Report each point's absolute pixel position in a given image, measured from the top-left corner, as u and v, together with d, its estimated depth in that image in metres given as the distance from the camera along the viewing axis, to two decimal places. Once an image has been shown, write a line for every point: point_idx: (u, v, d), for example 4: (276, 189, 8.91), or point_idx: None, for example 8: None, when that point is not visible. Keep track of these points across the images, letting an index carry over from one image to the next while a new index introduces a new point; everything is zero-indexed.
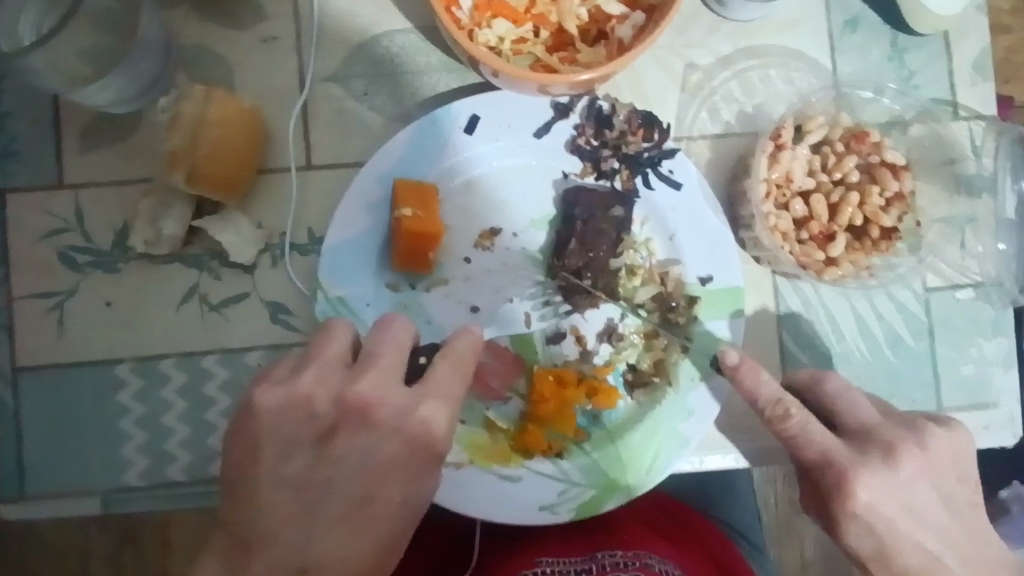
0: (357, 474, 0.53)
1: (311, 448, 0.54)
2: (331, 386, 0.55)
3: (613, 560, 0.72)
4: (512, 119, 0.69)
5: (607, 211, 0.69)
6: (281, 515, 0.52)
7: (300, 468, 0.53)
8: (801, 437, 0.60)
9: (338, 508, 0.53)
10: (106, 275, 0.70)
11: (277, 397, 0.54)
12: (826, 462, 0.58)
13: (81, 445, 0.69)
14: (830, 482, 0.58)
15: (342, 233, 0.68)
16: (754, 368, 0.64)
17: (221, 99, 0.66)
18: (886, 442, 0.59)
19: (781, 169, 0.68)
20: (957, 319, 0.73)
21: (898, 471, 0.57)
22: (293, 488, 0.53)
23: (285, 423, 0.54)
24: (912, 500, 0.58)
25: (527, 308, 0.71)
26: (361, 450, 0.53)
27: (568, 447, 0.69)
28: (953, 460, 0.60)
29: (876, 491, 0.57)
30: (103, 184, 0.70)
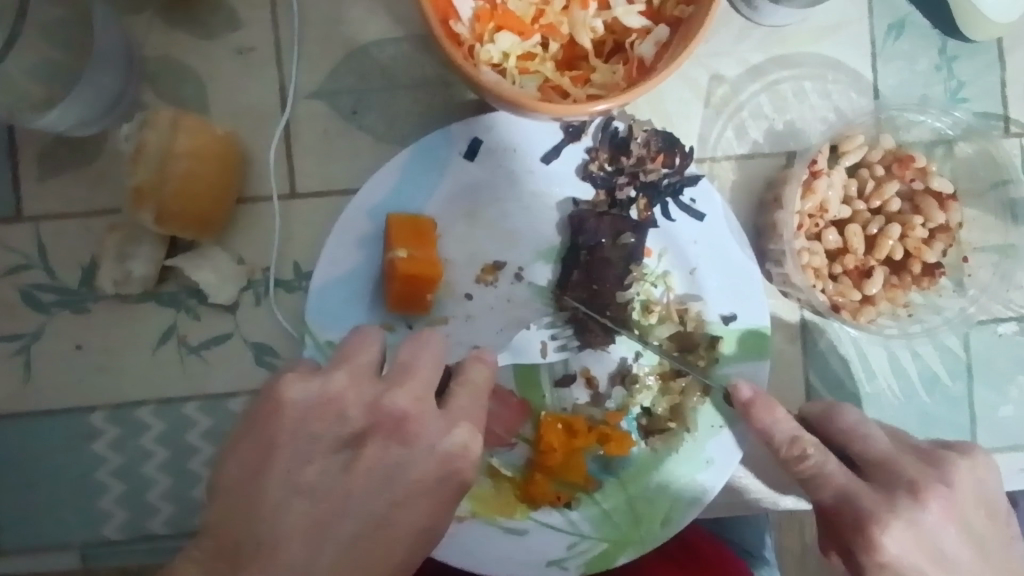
0: (382, 491, 0.48)
1: (335, 455, 0.48)
2: (365, 389, 0.49)
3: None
4: (520, 143, 0.63)
5: (616, 239, 0.63)
6: (289, 525, 0.46)
7: (317, 474, 0.48)
8: (819, 480, 0.55)
9: (355, 529, 0.47)
10: (74, 315, 0.64)
11: (305, 391, 0.49)
12: (846, 504, 0.53)
13: (55, 497, 0.64)
14: (851, 530, 0.53)
15: (331, 272, 0.62)
16: (767, 401, 0.58)
17: (192, 126, 0.59)
18: (905, 480, 0.54)
19: (817, 199, 0.61)
20: (998, 357, 0.67)
21: (923, 514, 0.52)
22: (307, 496, 0.47)
23: (311, 423, 0.49)
24: (943, 546, 0.52)
25: (544, 336, 0.65)
26: (390, 466, 0.48)
27: (577, 497, 0.65)
28: (976, 494, 0.55)
29: (904, 538, 0.51)
30: (66, 215, 0.64)
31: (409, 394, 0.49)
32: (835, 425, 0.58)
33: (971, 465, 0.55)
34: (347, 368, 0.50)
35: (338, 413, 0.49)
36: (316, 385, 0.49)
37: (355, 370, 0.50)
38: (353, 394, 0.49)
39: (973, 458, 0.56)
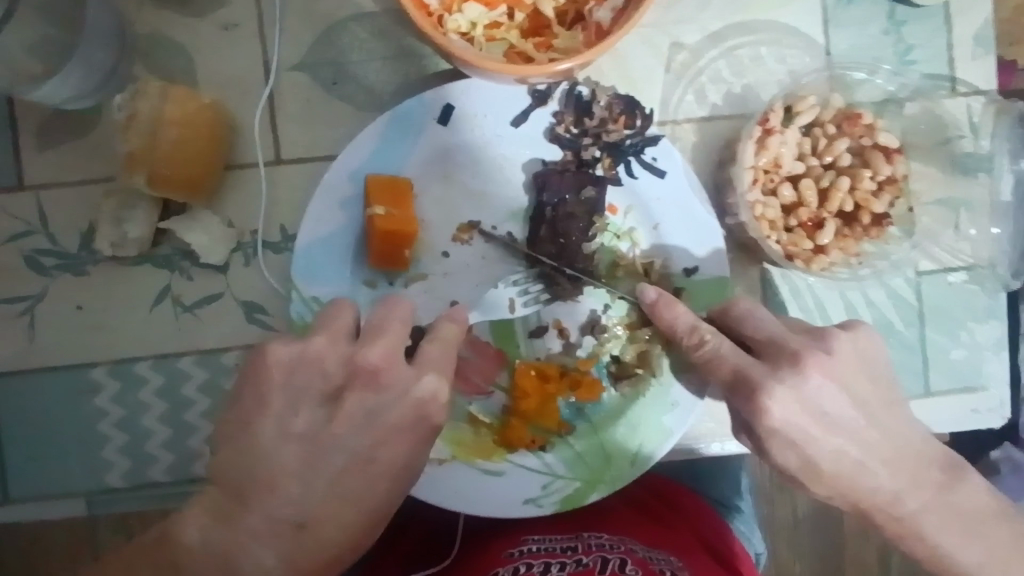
0: (364, 431, 0.49)
1: (320, 406, 0.49)
2: (342, 349, 0.51)
3: (599, 543, 0.70)
4: (489, 108, 0.67)
5: (579, 194, 0.67)
6: (282, 467, 0.48)
7: (306, 423, 0.49)
8: (715, 361, 0.55)
9: (342, 466, 0.49)
10: (74, 278, 0.68)
11: (290, 352, 0.50)
12: (735, 381, 0.53)
13: (61, 449, 0.69)
14: (742, 404, 0.53)
15: (315, 232, 0.66)
16: (670, 302, 0.60)
17: (179, 96, 0.63)
18: (790, 351, 0.53)
19: (769, 155, 0.66)
20: (948, 304, 0.71)
21: (808, 380, 0.52)
22: (298, 441, 0.49)
23: (297, 376, 0.50)
24: (830, 409, 0.52)
25: (512, 294, 0.69)
26: (369, 409, 0.49)
27: (552, 440, 0.69)
28: (863, 362, 0.54)
29: (788, 402, 0.52)
30: (65, 184, 0.68)
31: (381, 348, 0.50)
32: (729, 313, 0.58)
33: (858, 335, 0.55)
34: (326, 332, 0.52)
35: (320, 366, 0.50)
36: (298, 346, 0.51)
37: (332, 333, 0.52)
38: (333, 352, 0.51)
39: (860, 331, 0.55)
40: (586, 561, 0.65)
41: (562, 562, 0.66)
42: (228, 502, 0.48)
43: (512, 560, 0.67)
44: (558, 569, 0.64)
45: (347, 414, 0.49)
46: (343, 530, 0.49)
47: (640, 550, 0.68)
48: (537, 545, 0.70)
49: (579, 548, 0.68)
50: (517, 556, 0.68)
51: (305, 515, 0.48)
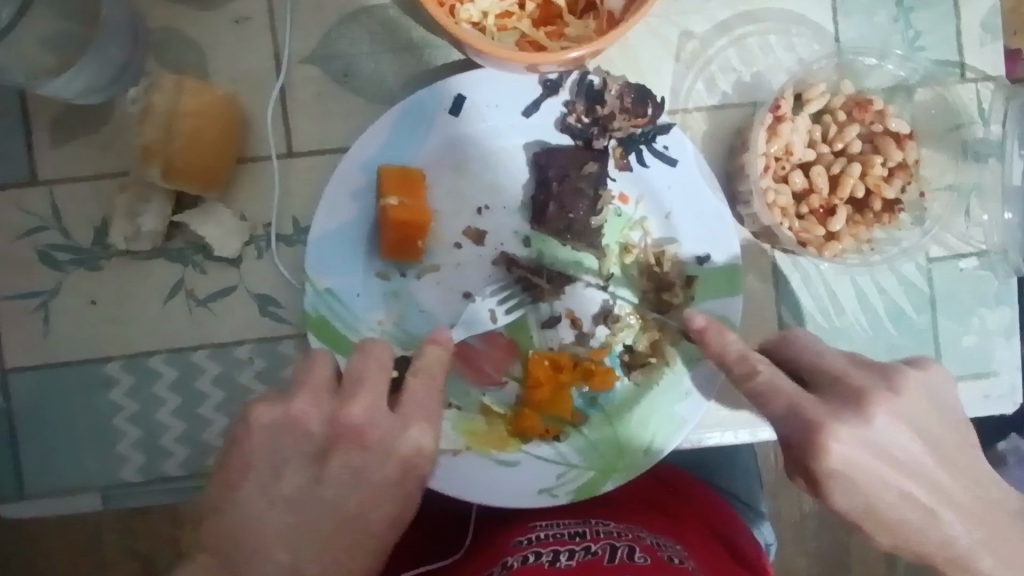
0: (353, 492, 0.52)
1: (306, 467, 0.52)
2: (324, 407, 0.53)
3: (606, 531, 0.70)
4: (500, 98, 0.67)
5: (581, 169, 0.67)
6: (272, 533, 0.50)
7: (293, 487, 0.51)
8: (769, 393, 0.54)
9: (331, 527, 0.51)
10: (87, 272, 0.68)
11: (272, 414, 0.52)
12: (793, 418, 0.52)
13: (75, 443, 0.69)
14: (803, 440, 0.52)
15: (327, 224, 0.66)
16: (720, 329, 0.60)
17: (194, 87, 0.63)
18: (856, 390, 0.53)
19: (781, 142, 0.65)
20: (959, 291, 0.71)
21: (873, 420, 0.52)
22: (285, 507, 0.51)
23: (280, 440, 0.52)
24: (896, 447, 0.52)
25: (491, 305, 0.68)
26: (354, 470, 0.52)
27: (565, 430, 0.69)
28: (930, 403, 0.54)
29: (853, 443, 0.51)
30: (78, 178, 0.68)
31: (363, 403, 0.53)
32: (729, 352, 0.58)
33: (925, 375, 0.56)
34: (307, 390, 0.54)
35: (314, 426, 0.53)
36: (281, 408, 0.53)
37: (313, 390, 0.54)
38: (317, 413, 0.53)
39: (930, 371, 0.56)
40: (595, 549, 0.65)
41: (571, 549, 0.66)
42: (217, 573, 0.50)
43: (520, 549, 0.68)
44: (568, 558, 0.65)
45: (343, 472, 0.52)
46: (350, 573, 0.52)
47: (647, 539, 0.69)
48: (544, 532, 0.71)
49: (588, 535, 0.69)
50: (525, 545, 0.69)
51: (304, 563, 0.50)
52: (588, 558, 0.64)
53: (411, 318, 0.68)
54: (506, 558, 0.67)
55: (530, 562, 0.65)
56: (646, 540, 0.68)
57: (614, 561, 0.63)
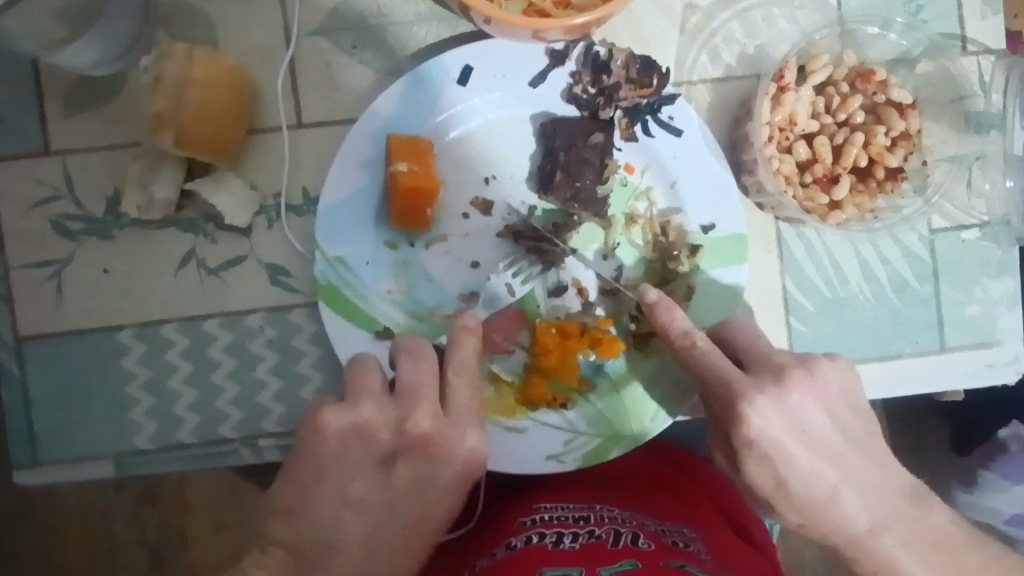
0: (417, 497, 0.59)
1: (376, 471, 0.59)
2: (389, 414, 0.58)
3: (610, 515, 0.72)
4: (506, 69, 0.67)
5: (587, 139, 0.68)
6: (348, 532, 0.58)
7: (363, 489, 0.59)
8: (703, 367, 0.61)
9: (398, 527, 0.59)
10: (100, 242, 0.69)
11: (344, 422, 0.58)
12: (721, 388, 0.59)
13: (88, 411, 0.70)
14: (726, 408, 0.59)
15: (338, 192, 0.66)
16: (669, 305, 0.63)
17: (204, 58, 0.64)
18: (776, 368, 0.60)
19: (784, 112, 0.66)
20: (963, 261, 0.72)
21: (790, 397, 0.59)
22: (357, 508, 0.59)
23: (351, 448, 0.58)
24: (804, 420, 0.59)
25: (506, 280, 0.70)
26: (420, 478, 0.59)
27: (572, 397, 0.69)
28: (843, 390, 0.61)
29: (770, 415, 0.58)
30: (91, 149, 0.69)
31: (427, 416, 0.58)
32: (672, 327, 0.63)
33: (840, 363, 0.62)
34: (370, 398, 0.59)
35: (379, 431, 0.58)
36: (350, 414, 0.58)
37: (377, 399, 0.59)
38: (382, 420, 0.58)
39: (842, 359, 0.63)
40: (599, 533, 0.68)
41: (575, 533, 0.68)
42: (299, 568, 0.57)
43: (524, 530, 0.70)
44: (572, 541, 0.67)
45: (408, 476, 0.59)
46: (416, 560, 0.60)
47: (651, 524, 0.71)
48: (549, 514, 0.72)
49: (592, 519, 0.70)
50: (529, 526, 0.70)
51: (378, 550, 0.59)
52: (593, 541, 0.66)
53: (420, 287, 0.69)
54: (511, 539, 0.69)
55: (534, 543, 0.67)
56: (649, 526, 0.70)
57: (618, 545, 0.65)
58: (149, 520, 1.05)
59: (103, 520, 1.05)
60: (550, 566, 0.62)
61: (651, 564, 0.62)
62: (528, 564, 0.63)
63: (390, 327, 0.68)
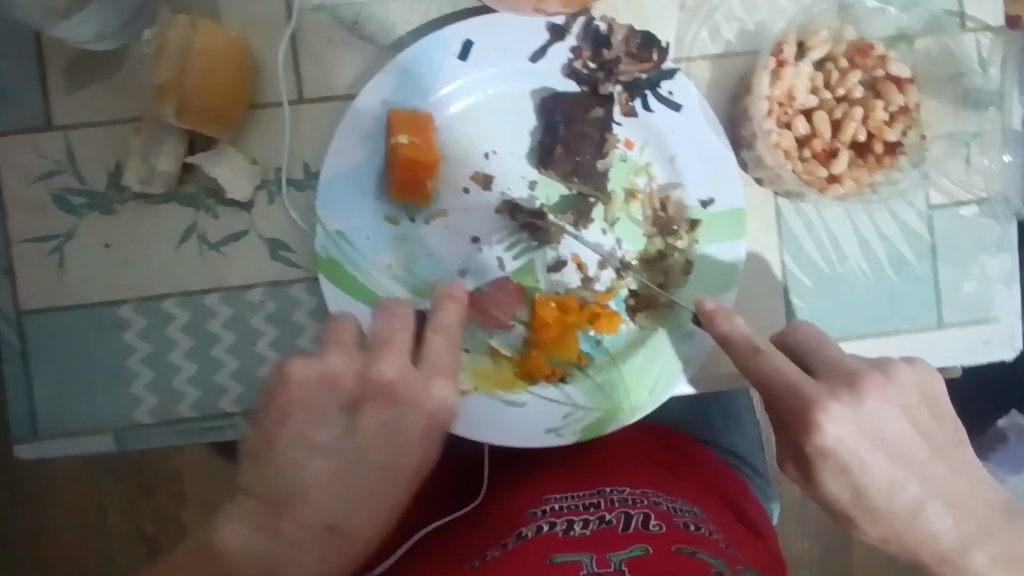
0: (386, 445, 0.57)
1: (340, 418, 0.56)
2: (353, 363, 0.57)
3: (621, 498, 0.71)
4: (507, 43, 0.68)
5: (587, 113, 0.68)
6: (313, 480, 0.55)
7: (328, 436, 0.56)
8: (767, 376, 0.57)
9: (366, 476, 0.57)
10: (102, 216, 0.69)
11: (309, 369, 0.56)
12: (790, 397, 0.56)
13: (88, 384, 0.70)
14: (796, 418, 0.56)
15: (338, 165, 0.67)
16: (728, 314, 0.62)
17: (207, 29, 0.65)
18: (849, 373, 0.57)
19: (784, 86, 0.67)
20: (959, 238, 0.72)
21: (867, 403, 0.56)
22: (324, 455, 0.56)
23: (316, 394, 0.56)
24: (883, 427, 0.56)
25: (499, 254, 0.70)
26: (386, 424, 0.56)
27: (571, 371, 0.70)
28: (920, 393, 0.59)
29: (844, 424, 0.55)
30: (93, 123, 0.69)
31: (393, 364, 0.56)
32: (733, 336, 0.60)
33: (919, 368, 0.60)
34: (336, 346, 0.57)
35: (344, 380, 0.56)
36: (316, 363, 0.56)
37: (343, 349, 0.57)
38: (347, 370, 0.56)
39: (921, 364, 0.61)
40: (609, 518, 0.66)
41: (585, 519, 0.67)
42: (263, 515, 0.55)
43: (534, 520, 0.69)
44: (581, 527, 0.65)
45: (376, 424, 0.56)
46: (385, 506, 0.59)
47: (661, 505, 0.70)
48: (559, 504, 0.71)
49: (602, 505, 0.69)
50: (539, 515, 0.70)
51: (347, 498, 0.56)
52: (603, 527, 0.64)
53: (419, 262, 0.69)
54: (521, 529, 0.68)
55: (545, 531, 0.65)
56: (660, 508, 0.69)
57: (628, 530, 0.64)
58: (143, 510, 1.15)
59: (101, 509, 1.14)
60: (560, 553, 0.61)
61: (663, 548, 0.60)
62: (538, 552, 0.61)
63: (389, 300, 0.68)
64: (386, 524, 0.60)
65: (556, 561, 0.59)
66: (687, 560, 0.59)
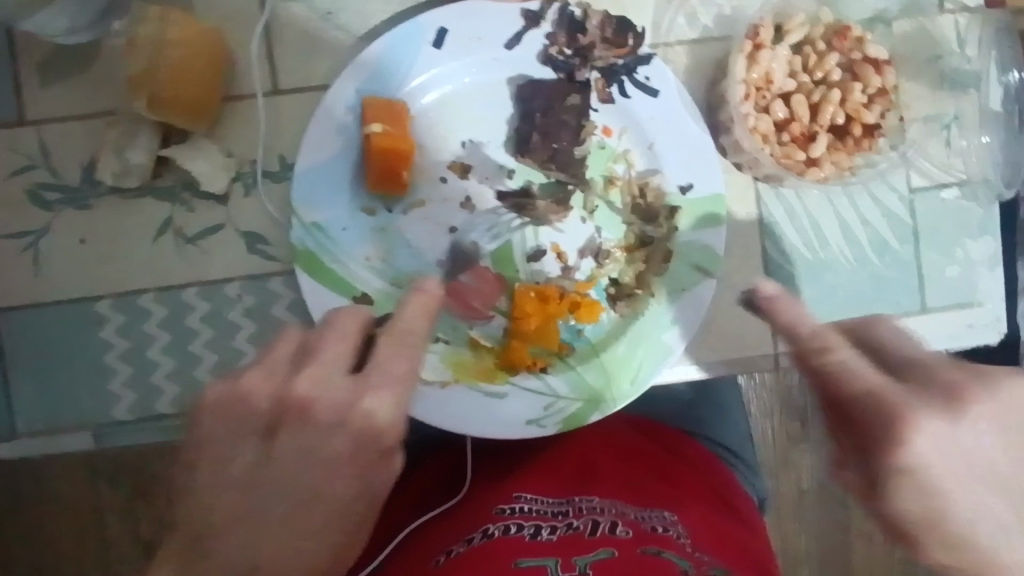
0: (311, 466, 0.48)
1: (254, 444, 0.48)
2: (275, 377, 0.49)
3: (590, 506, 0.70)
4: (483, 31, 0.67)
5: (565, 101, 0.68)
6: (230, 514, 0.47)
7: (247, 463, 0.48)
8: (845, 379, 0.46)
9: (289, 506, 0.48)
10: (77, 212, 0.69)
11: (222, 393, 0.49)
12: (873, 403, 0.45)
13: (67, 382, 0.69)
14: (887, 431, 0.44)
15: (313, 157, 0.66)
16: (793, 300, 0.50)
17: (179, 21, 0.64)
18: (943, 382, 0.46)
19: (761, 69, 0.66)
20: (942, 221, 0.72)
21: (963, 419, 0.45)
22: (241, 485, 0.48)
23: (227, 416, 0.49)
24: (982, 449, 0.45)
25: (476, 236, 0.69)
26: (307, 448, 0.48)
27: (552, 362, 0.69)
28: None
29: (937, 437, 0.44)
30: (66, 118, 0.68)
31: (314, 375, 0.48)
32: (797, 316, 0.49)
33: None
34: (261, 364, 0.50)
35: (258, 402, 0.48)
36: (229, 387, 0.49)
37: (266, 367, 0.49)
38: (266, 387, 0.49)
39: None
40: (577, 524, 0.65)
41: (552, 525, 0.66)
42: (182, 556, 0.47)
43: (502, 519, 0.68)
44: (549, 533, 0.65)
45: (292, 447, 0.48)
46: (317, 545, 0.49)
47: (631, 512, 0.68)
48: (528, 505, 0.71)
49: (571, 512, 0.68)
50: (508, 514, 0.69)
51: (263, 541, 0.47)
52: (569, 533, 0.64)
53: (398, 253, 0.69)
54: (488, 526, 0.67)
55: (512, 532, 0.65)
56: (629, 513, 0.68)
57: (596, 535, 0.63)
58: None
59: None
60: (525, 557, 0.60)
61: (629, 553, 0.60)
62: (503, 556, 0.60)
63: (369, 293, 0.68)
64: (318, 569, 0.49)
65: (521, 565, 0.59)
66: (652, 563, 0.58)
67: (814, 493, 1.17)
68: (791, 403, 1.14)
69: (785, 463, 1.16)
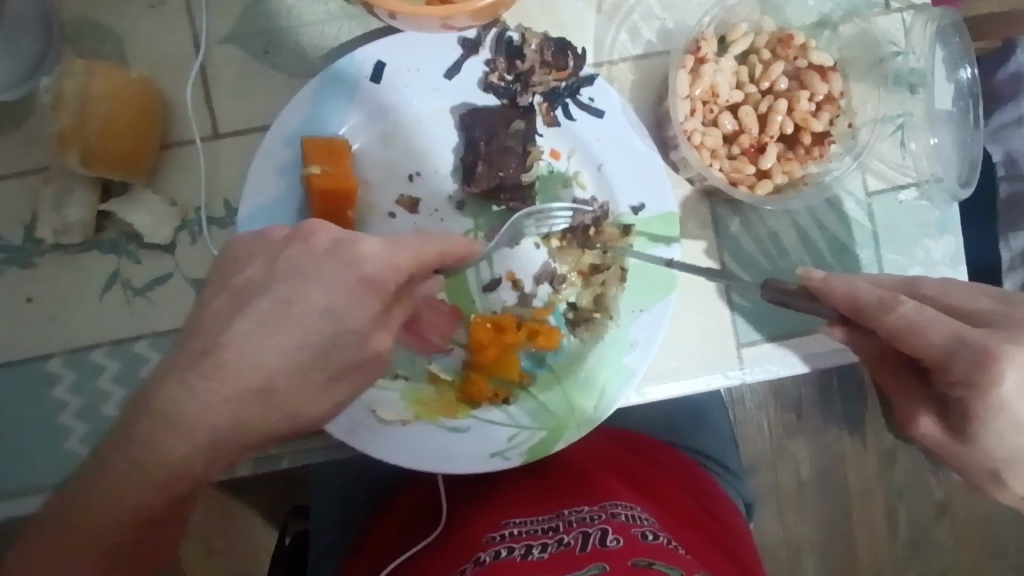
0: (300, 282, 0.45)
1: (267, 264, 0.46)
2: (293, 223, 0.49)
3: (579, 517, 0.64)
4: (421, 62, 0.66)
5: (508, 127, 0.67)
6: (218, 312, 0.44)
7: (250, 271, 0.46)
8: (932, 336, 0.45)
9: (265, 305, 0.44)
10: (22, 271, 0.68)
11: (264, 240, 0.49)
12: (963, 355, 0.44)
13: (21, 445, 0.67)
14: (971, 372, 0.44)
15: (255, 201, 0.64)
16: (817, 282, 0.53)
17: (105, 71, 0.62)
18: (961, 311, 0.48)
19: (705, 84, 0.65)
20: (902, 222, 0.71)
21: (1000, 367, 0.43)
22: (233, 287, 0.45)
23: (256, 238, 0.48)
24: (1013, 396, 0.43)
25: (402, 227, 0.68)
26: (296, 266, 0.45)
27: (514, 392, 0.68)
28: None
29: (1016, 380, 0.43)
30: (5, 176, 0.67)
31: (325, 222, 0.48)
32: (822, 282, 0.52)
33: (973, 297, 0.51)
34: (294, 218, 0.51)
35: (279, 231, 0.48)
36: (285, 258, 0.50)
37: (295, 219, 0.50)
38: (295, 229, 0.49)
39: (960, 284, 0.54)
40: (568, 540, 0.59)
41: (544, 543, 0.60)
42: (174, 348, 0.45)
43: (493, 545, 0.62)
44: (541, 552, 0.58)
45: (283, 267, 0.45)
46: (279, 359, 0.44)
47: (621, 514, 0.63)
48: (518, 528, 0.65)
49: (562, 527, 0.62)
50: (498, 540, 0.63)
51: (211, 343, 0.44)
52: (561, 550, 0.57)
53: None
54: (479, 554, 0.61)
55: (503, 556, 0.59)
56: (619, 517, 0.62)
57: (587, 550, 0.56)
58: None
59: None
60: None
61: (620, 566, 0.53)
62: None
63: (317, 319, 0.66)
64: (283, 389, 0.45)
65: None
66: None
67: (813, 484, 1.16)
68: (786, 394, 1.14)
69: (782, 456, 1.14)
